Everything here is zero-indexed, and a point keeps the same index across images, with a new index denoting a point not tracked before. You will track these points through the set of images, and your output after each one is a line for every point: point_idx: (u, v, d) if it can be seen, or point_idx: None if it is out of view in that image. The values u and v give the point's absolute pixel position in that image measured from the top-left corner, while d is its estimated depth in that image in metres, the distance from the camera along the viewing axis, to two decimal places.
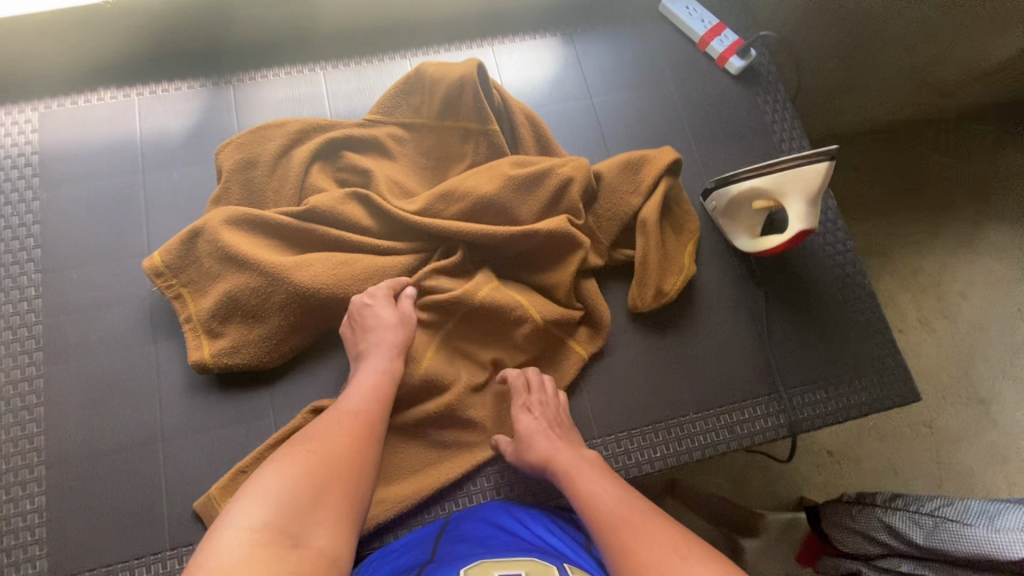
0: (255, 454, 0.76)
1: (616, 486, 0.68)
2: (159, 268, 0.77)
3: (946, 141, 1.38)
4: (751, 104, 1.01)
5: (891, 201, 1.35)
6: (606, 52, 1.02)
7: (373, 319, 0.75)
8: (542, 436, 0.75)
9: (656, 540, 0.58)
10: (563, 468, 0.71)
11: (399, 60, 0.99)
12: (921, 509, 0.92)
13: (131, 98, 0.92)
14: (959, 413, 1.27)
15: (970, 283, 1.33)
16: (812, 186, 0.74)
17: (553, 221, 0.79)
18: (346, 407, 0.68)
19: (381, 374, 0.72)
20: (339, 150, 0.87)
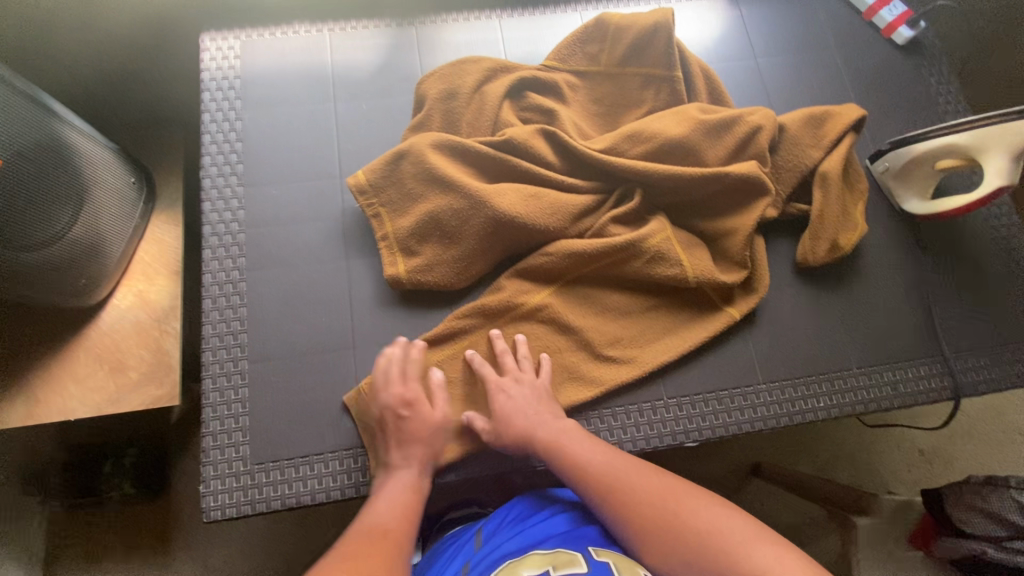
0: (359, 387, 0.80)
1: (599, 449, 0.71)
2: (363, 185, 0.83)
3: None
4: (915, 75, 1.02)
5: None
6: (771, 17, 1.04)
7: (413, 428, 0.75)
8: (522, 415, 0.75)
9: (649, 491, 0.65)
10: (547, 441, 0.73)
11: (570, 12, 1.02)
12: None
13: (323, 33, 0.98)
14: None
15: None
16: (1017, 143, 0.75)
17: (743, 166, 0.81)
18: (371, 520, 0.64)
19: (404, 487, 0.70)
20: (523, 91, 0.91)
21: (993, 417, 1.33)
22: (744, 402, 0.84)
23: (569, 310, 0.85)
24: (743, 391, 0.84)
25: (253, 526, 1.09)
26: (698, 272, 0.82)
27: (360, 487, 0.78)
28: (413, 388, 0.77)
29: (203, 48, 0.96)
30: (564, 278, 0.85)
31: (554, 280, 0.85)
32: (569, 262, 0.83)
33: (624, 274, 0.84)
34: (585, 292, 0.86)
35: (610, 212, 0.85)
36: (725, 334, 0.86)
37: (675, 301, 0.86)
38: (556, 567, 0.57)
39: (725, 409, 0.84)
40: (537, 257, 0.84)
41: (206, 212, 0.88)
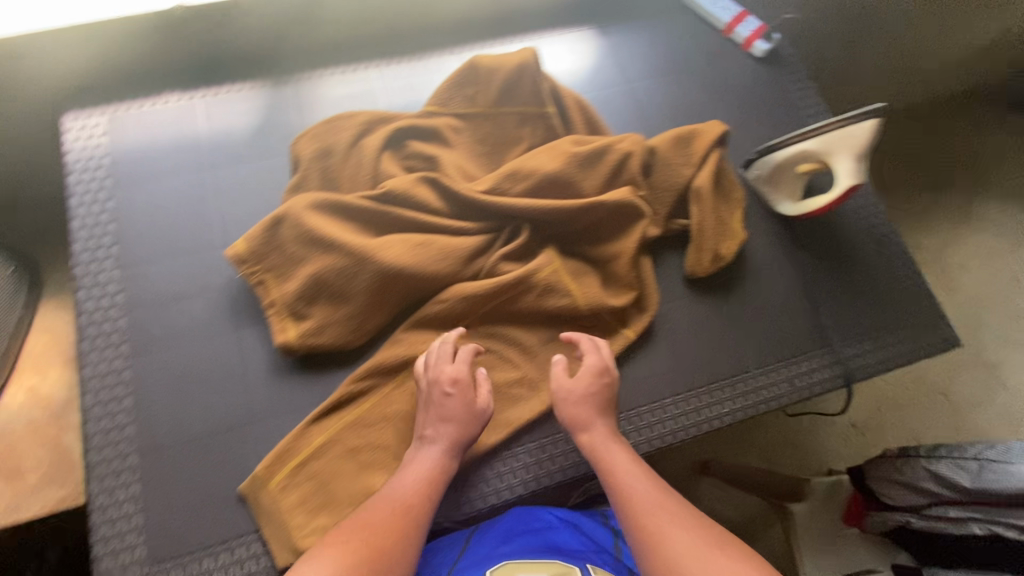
0: (308, 419, 0.79)
1: (643, 472, 0.70)
2: (243, 254, 0.80)
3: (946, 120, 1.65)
4: (776, 84, 1.09)
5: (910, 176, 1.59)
6: (640, 44, 1.09)
7: (450, 410, 0.75)
8: (591, 407, 0.77)
9: (676, 528, 0.61)
10: (591, 431, 0.75)
11: (447, 55, 1.04)
12: (965, 455, 0.93)
13: (195, 100, 0.96)
14: (971, 379, 1.42)
15: (974, 254, 1.55)
16: (860, 145, 0.80)
17: (617, 193, 0.85)
18: (392, 491, 0.68)
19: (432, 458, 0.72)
20: (404, 139, 0.91)
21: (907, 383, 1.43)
22: (654, 419, 0.85)
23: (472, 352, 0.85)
24: (651, 408, 0.86)
25: None
26: (590, 298, 0.85)
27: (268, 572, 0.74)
28: (462, 366, 0.78)
29: (66, 130, 0.92)
30: (462, 322, 0.84)
31: (451, 324, 0.84)
32: (464, 304, 0.83)
33: (520, 310, 0.85)
34: (487, 331, 0.85)
35: (502, 249, 0.86)
36: (628, 354, 0.88)
37: (574, 329, 0.87)
38: None
39: (635, 429, 0.85)
40: (430, 305, 0.83)
41: (81, 300, 0.84)
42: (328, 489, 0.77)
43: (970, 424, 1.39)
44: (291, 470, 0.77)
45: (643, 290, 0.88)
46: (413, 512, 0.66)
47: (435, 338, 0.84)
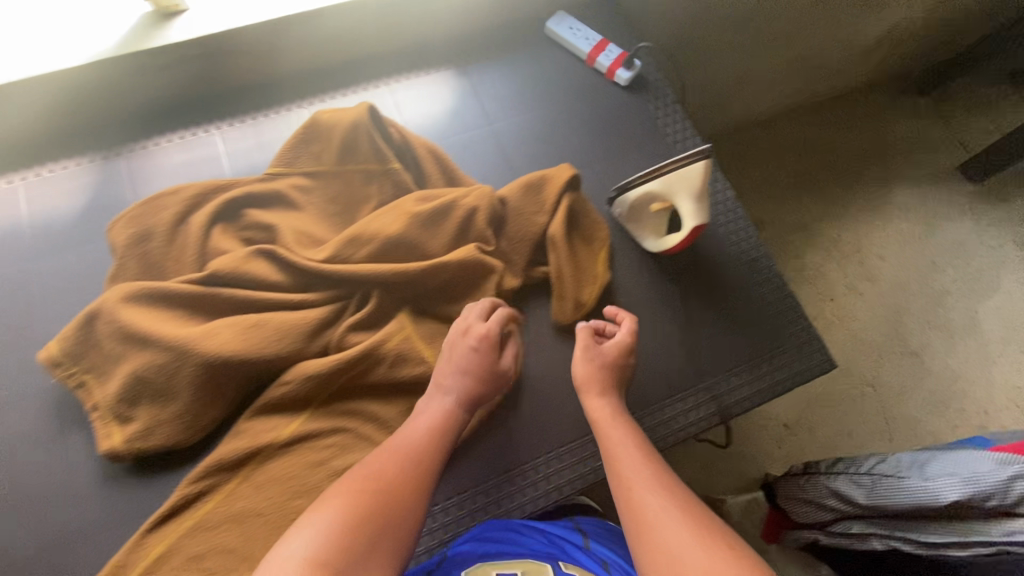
0: (158, 513, 0.74)
1: (644, 448, 0.67)
2: (57, 359, 0.75)
3: (844, 120, 1.74)
4: (643, 111, 1.06)
5: (809, 181, 1.67)
6: (501, 81, 1.06)
7: (471, 363, 0.74)
8: (608, 372, 0.78)
9: (662, 504, 0.58)
10: (590, 390, 0.77)
11: (296, 110, 0.99)
12: (858, 470, 0.95)
13: (15, 184, 0.89)
14: (894, 367, 1.51)
15: (885, 247, 1.63)
16: (697, 183, 0.79)
17: (462, 252, 0.81)
18: (404, 432, 0.66)
19: (445, 406, 0.71)
20: (240, 210, 0.86)
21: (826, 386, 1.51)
22: (524, 482, 0.82)
23: (325, 434, 0.80)
24: (524, 469, 0.83)
25: None
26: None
27: None
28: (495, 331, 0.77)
29: None
30: (312, 402, 0.80)
31: (300, 405, 0.80)
32: (309, 385, 0.79)
33: (373, 382, 0.80)
34: (342, 409, 0.81)
35: (348, 320, 0.81)
36: (495, 416, 0.84)
37: None
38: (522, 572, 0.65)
39: (519, 488, 0.82)
40: (273, 389, 0.78)
41: None
42: None
43: (895, 414, 1.46)
44: None
45: None
46: (426, 459, 0.63)
47: (282, 422, 0.79)
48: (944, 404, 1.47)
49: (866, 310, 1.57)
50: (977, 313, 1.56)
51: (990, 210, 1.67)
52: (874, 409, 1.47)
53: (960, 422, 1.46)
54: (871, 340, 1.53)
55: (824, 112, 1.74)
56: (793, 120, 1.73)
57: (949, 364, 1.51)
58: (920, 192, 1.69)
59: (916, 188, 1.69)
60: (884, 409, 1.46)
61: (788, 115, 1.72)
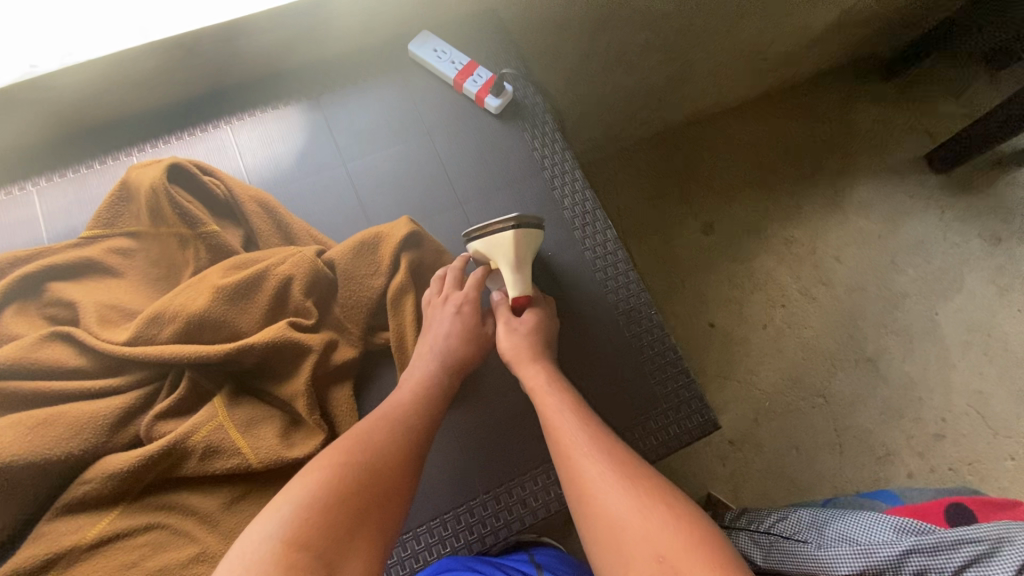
0: None
1: (582, 414, 0.68)
2: None
3: (800, 112, 1.59)
4: (518, 140, 0.95)
5: (759, 179, 1.55)
6: (358, 112, 0.95)
7: (447, 327, 0.76)
8: (546, 340, 0.80)
9: (600, 471, 0.61)
10: (522, 360, 0.76)
11: (123, 159, 0.90)
12: (760, 529, 0.94)
13: None
14: (849, 377, 1.41)
15: (842, 248, 1.51)
16: (514, 251, 0.78)
17: (272, 329, 0.72)
18: (390, 404, 0.69)
19: (424, 371, 0.74)
20: (43, 284, 0.78)
21: (775, 401, 1.39)
22: None
23: (137, 532, 0.72)
24: None
25: None
26: (263, 453, 0.73)
27: None
28: (471, 292, 0.79)
29: None
30: (123, 498, 0.73)
31: (110, 500, 0.73)
32: (113, 483, 0.71)
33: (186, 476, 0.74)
34: (156, 503, 0.74)
35: (156, 407, 0.73)
36: None
37: (263, 478, 0.78)
38: None
39: None
40: (76, 487, 0.71)
41: None
42: None
43: (846, 427, 1.37)
44: None
45: (334, 429, 0.77)
46: (404, 427, 0.66)
47: (86, 521, 0.71)
48: (898, 413, 1.38)
49: (814, 321, 1.45)
50: (938, 315, 1.45)
51: (956, 201, 1.53)
52: (823, 423, 1.38)
53: (916, 433, 1.36)
54: (817, 351, 1.43)
55: (776, 104, 1.59)
56: (742, 115, 1.58)
57: (907, 370, 1.41)
58: (876, 188, 1.55)
59: (875, 183, 1.55)
60: (835, 423, 1.37)
61: (738, 109, 1.58)
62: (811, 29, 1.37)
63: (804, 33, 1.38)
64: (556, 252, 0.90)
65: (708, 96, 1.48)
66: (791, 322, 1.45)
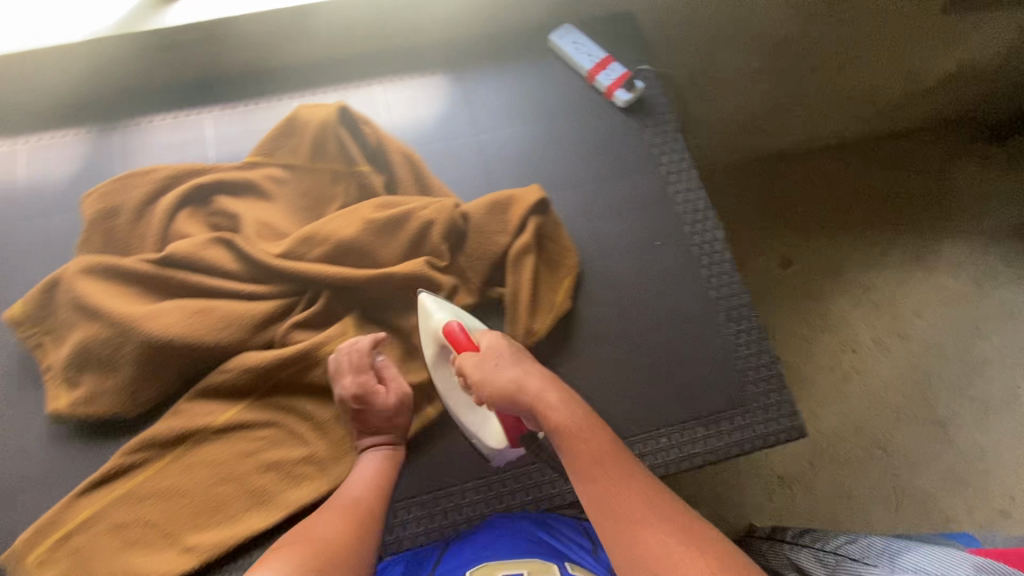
0: (98, 474, 0.77)
1: (622, 466, 0.62)
2: (19, 317, 0.78)
3: (904, 161, 1.54)
4: (639, 136, 1.00)
5: (846, 220, 1.49)
6: (495, 88, 1.03)
7: (366, 416, 0.76)
8: (528, 380, 0.70)
9: (665, 537, 0.55)
10: (533, 390, 0.69)
11: (286, 101, 1.00)
12: (825, 548, 0.93)
13: (20, 147, 0.94)
14: (912, 435, 1.34)
15: (924, 304, 1.44)
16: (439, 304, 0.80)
17: (409, 263, 0.81)
18: (345, 498, 0.68)
19: (374, 458, 0.74)
20: (209, 195, 0.87)
21: (834, 446, 1.34)
22: (447, 505, 0.79)
23: (259, 426, 0.80)
24: (450, 491, 0.80)
25: None
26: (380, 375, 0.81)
27: None
28: (385, 368, 0.81)
29: None
30: (249, 394, 0.80)
31: (237, 395, 0.80)
32: (247, 377, 0.79)
33: (309, 384, 0.81)
34: (276, 404, 0.81)
35: (294, 317, 0.82)
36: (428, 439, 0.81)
37: None
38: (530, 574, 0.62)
39: (441, 511, 0.79)
40: (214, 375, 0.79)
41: None
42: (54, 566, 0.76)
43: (905, 485, 1.31)
44: (52, 544, 0.76)
45: None
46: (367, 510, 0.66)
47: (217, 405, 0.80)
48: (963, 482, 1.31)
49: (885, 370, 1.39)
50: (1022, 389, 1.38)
51: None
52: (881, 477, 1.32)
53: (981, 505, 1.29)
54: (885, 403, 1.36)
55: (879, 147, 1.55)
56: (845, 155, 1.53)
57: (977, 441, 1.34)
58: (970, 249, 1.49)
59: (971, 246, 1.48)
60: (894, 479, 1.30)
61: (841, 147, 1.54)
62: (926, 74, 1.37)
63: (918, 76, 1.37)
64: (664, 242, 0.94)
65: (815, 128, 1.46)
66: (860, 370, 1.39)
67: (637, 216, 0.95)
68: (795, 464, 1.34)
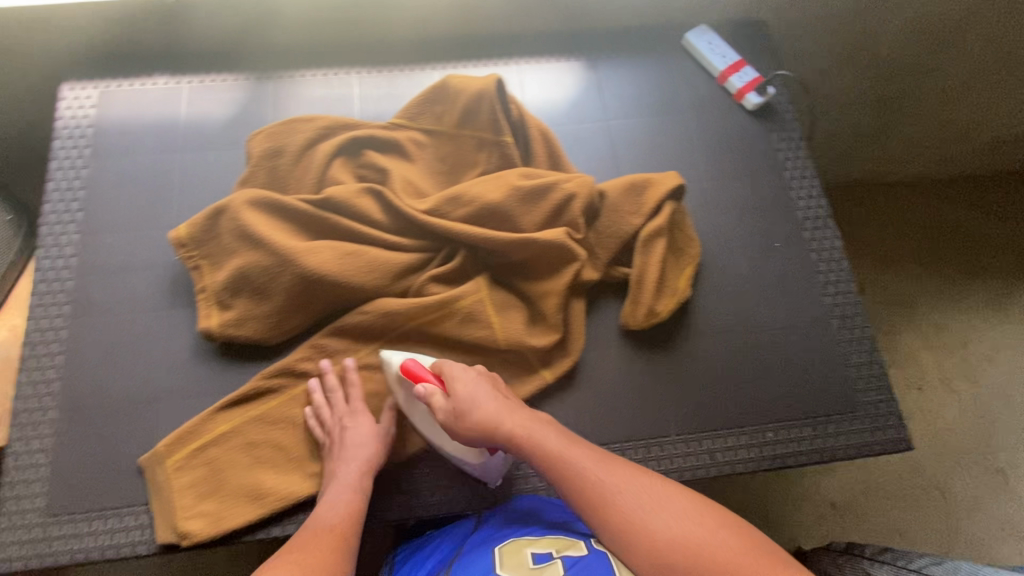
0: (237, 394, 0.82)
1: (583, 451, 0.66)
2: (183, 239, 0.84)
3: (997, 206, 1.42)
4: (765, 140, 1.03)
5: (924, 256, 1.39)
6: (626, 79, 1.06)
7: (350, 439, 0.78)
8: (490, 400, 0.73)
9: (643, 498, 0.60)
10: (502, 420, 0.70)
11: (429, 71, 1.05)
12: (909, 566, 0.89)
13: (181, 85, 1.01)
14: (970, 481, 1.25)
15: (997, 349, 1.32)
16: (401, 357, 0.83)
17: (550, 232, 0.84)
18: (321, 524, 0.69)
19: (347, 486, 0.75)
20: (360, 148, 0.92)
21: (885, 477, 1.25)
22: None
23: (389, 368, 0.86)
24: None
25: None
26: (507, 334, 0.85)
27: (140, 545, 0.78)
28: (359, 401, 0.82)
29: (60, 97, 0.98)
30: (382, 337, 0.86)
31: (371, 336, 0.86)
32: (385, 320, 0.84)
33: (438, 333, 0.85)
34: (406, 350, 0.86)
35: (432, 271, 0.87)
36: (542, 399, 0.87)
37: (489, 361, 0.87)
38: (558, 549, 0.65)
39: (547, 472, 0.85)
40: (354, 315, 0.85)
41: (40, 258, 0.89)
42: (186, 473, 0.80)
43: (962, 530, 1.20)
44: (188, 452, 0.81)
45: (567, 335, 0.87)
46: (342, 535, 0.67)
47: (352, 343, 0.85)
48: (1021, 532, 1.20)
49: (949, 413, 1.28)
50: None
51: None
52: (935, 518, 1.22)
53: None
54: (946, 446, 1.26)
55: (975, 187, 1.43)
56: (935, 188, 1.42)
57: None
58: None
59: None
60: (949, 523, 1.21)
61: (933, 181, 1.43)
62: None
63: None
64: (783, 244, 0.96)
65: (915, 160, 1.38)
66: (922, 408, 1.29)
67: (758, 217, 0.98)
68: (846, 490, 1.24)
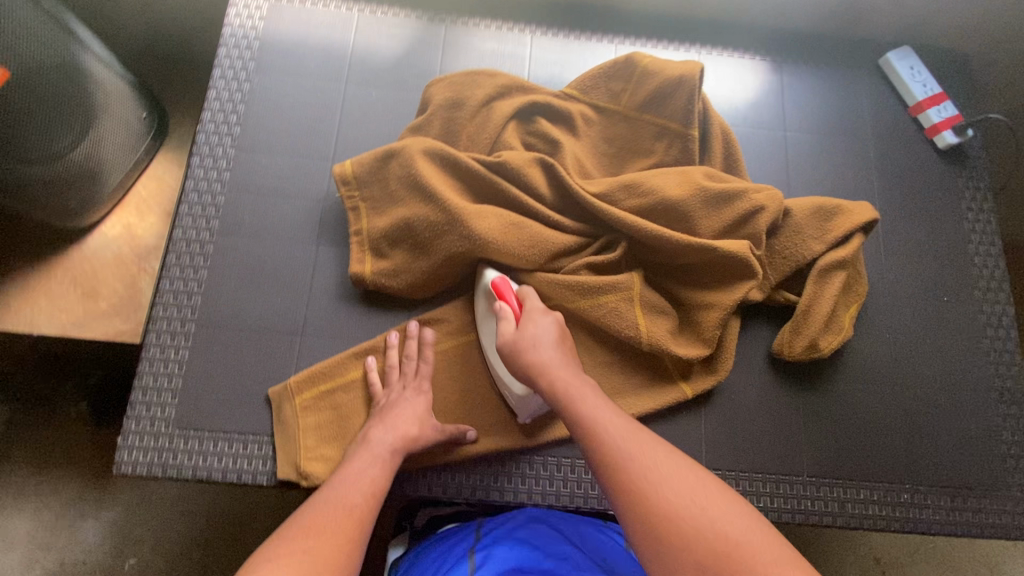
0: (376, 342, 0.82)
1: (609, 407, 0.65)
2: (347, 176, 0.82)
3: None
4: (949, 184, 0.95)
5: None
6: (811, 89, 0.99)
7: (396, 411, 0.75)
8: (544, 347, 0.70)
9: (666, 469, 0.57)
10: (547, 367, 0.69)
11: (606, 44, 0.99)
12: None
13: (352, 12, 0.96)
14: None
15: None
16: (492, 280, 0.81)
17: (731, 244, 0.78)
18: (343, 497, 0.64)
19: (377, 461, 0.71)
20: (534, 114, 0.87)
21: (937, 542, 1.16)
22: None
23: None
24: None
25: (172, 492, 1.04)
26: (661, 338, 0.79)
27: (258, 476, 0.77)
28: (426, 380, 0.79)
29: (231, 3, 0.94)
30: None
31: None
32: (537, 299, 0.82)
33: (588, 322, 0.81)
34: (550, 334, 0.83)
35: (589, 257, 0.82)
36: (677, 411, 0.83)
37: (631, 361, 0.83)
38: None
39: None
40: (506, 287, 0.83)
41: (194, 166, 0.87)
42: (311, 413, 0.79)
43: None
44: (316, 393, 0.79)
45: (718, 351, 0.82)
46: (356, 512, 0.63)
47: None
48: None
49: None
50: None
51: None
52: None
53: None
54: None
55: None
56: None
57: None
58: None
59: None
60: None
61: None
62: None
63: None
64: (951, 299, 0.90)
65: None
66: None
67: (928, 265, 0.91)
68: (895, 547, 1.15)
